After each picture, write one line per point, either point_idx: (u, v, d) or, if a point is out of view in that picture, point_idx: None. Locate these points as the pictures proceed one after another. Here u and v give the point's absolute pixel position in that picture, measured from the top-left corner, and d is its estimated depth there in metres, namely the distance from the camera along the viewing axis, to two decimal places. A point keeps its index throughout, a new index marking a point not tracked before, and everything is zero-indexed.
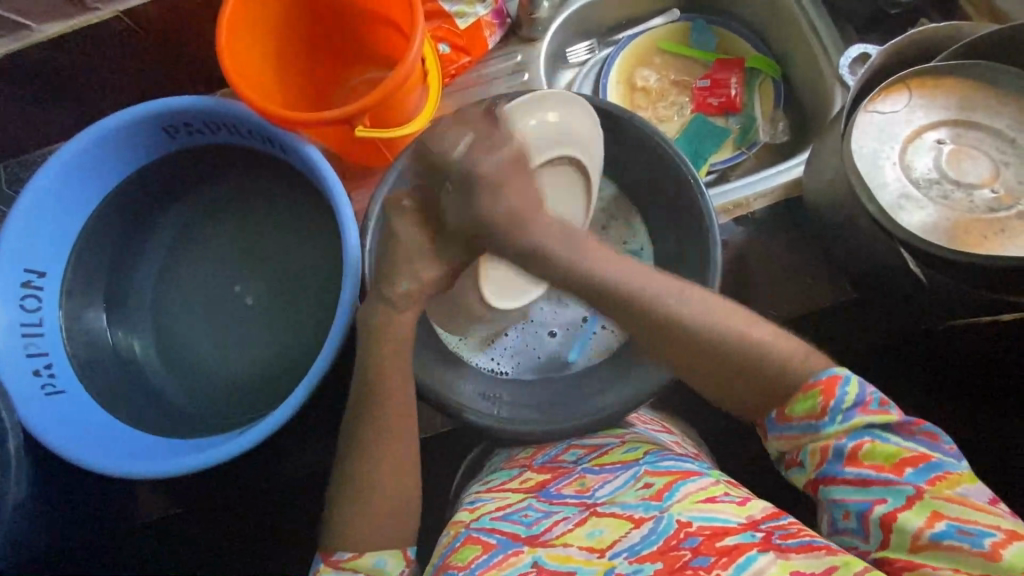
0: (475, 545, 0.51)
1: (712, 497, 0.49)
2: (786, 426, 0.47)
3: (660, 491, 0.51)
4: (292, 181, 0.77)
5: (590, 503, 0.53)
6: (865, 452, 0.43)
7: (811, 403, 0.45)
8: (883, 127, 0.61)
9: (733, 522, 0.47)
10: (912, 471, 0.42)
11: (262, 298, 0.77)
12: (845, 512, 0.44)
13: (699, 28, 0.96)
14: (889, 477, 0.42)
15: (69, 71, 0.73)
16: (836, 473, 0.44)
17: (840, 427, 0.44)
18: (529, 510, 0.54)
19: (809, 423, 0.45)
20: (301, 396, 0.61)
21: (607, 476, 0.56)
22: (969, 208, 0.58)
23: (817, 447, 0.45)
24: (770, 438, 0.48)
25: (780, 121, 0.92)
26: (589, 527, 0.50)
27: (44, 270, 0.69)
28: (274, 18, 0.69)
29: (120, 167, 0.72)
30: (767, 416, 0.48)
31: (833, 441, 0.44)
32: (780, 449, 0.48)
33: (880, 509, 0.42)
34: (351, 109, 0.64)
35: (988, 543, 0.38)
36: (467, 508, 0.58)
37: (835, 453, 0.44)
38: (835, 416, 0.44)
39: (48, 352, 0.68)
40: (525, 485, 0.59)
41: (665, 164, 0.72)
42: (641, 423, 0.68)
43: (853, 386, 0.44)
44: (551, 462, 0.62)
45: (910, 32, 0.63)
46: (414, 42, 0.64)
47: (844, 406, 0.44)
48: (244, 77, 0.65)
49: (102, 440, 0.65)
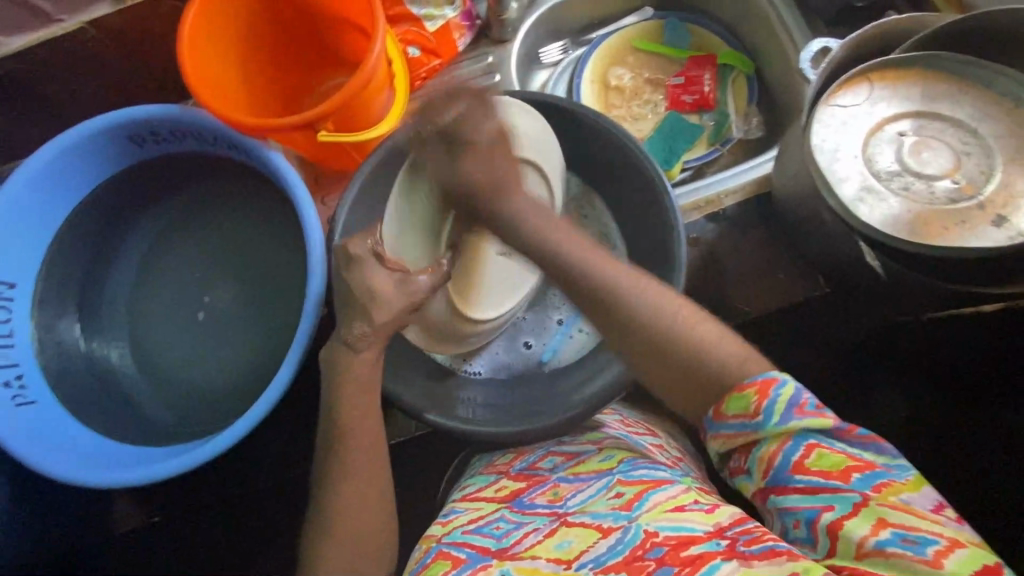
0: (444, 561, 0.51)
1: (680, 505, 0.48)
2: (721, 425, 0.46)
3: (630, 500, 0.50)
4: (261, 187, 0.77)
5: (561, 513, 0.53)
6: (812, 460, 0.42)
7: (744, 403, 0.44)
8: (844, 119, 0.61)
9: (699, 531, 0.46)
10: (858, 477, 0.41)
11: (235, 305, 0.77)
12: (795, 521, 0.43)
13: (672, 25, 0.96)
14: (836, 484, 0.41)
15: (37, 84, 0.73)
16: (785, 480, 0.43)
17: (777, 429, 0.43)
18: (501, 522, 0.54)
19: (744, 422, 0.44)
20: (267, 401, 0.61)
21: (580, 485, 0.56)
22: (930, 200, 0.57)
23: (762, 449, 0.44)
24: (709, 438, 0.47)
25: (753, 116, 0.92)
26: (558, 538, 0.50)
27: (13, 281, 0.69)
28: (236, 27, 0.69)
29: (88, 177, 0.72)
30: (706, 414, 0.48)
31: (778, 445, 0.43)
32: (722, 451, 0.47)
33: (828, 517, 0.41)
34: (312, 113, 0.64)
35: (932, 551, 0.38)
36: (440, 521, 0.58)
37: (782, 458, 0.43)
38: (771, 416, 0.43)
39: (19, 362, 0.69)
40: (500, 494, 0.59)
41: (631, 161, 0.72)
42: (620, 426, 0.65)
43: (787, 388, 0.43)
44: (527, 470, 0.62)
45: (872, 24, 0.62)
46: (375, 45, 0.64)
47: (779, 407, 0.43)
48: (207, 83, 0.65)
49: (71, 449, 0.65)
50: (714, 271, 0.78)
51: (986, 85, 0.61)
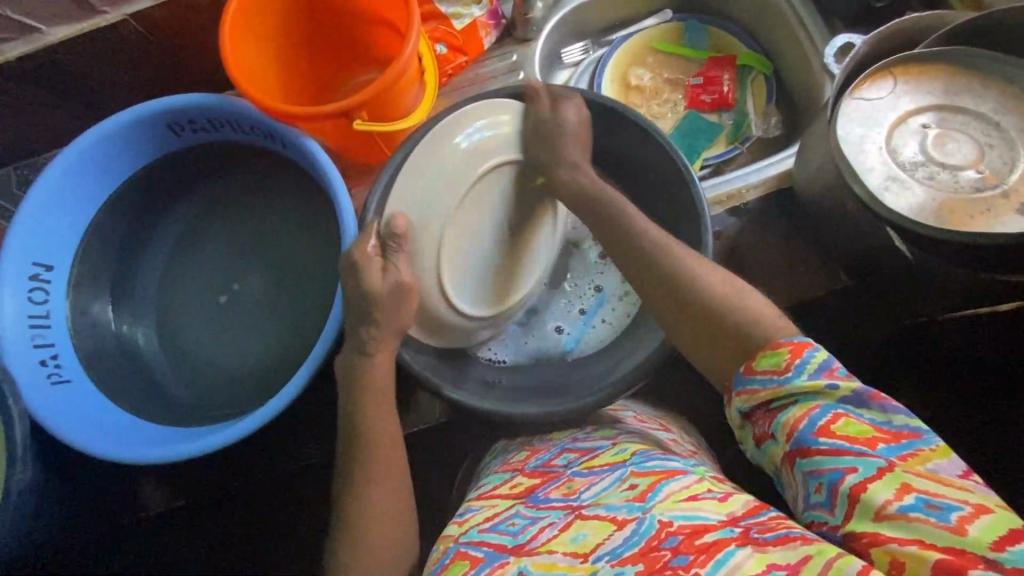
0: (463, 562, 0.51)
1: (693, 495, 0.48)
2: (749, 379, 0.48)
3: (643, 492, 0.50)
4: (292, 177, 0.79)
5: (576, 506, 0.53)
6: (838, 425, 0.43)
7: (776, 359, 0.47)
8: (869, 112, 0.62)
9: (712, 520, 0.46)
10: (885, 446, 0.42)
11: (264, 291, 0.78)
12: (818, 484, 0.43)
13: (691, 27, 0.98)
14: (861, 449, 0.42)
15: (79, 73, 0.75)
16: (810, 443, 0.44)
17: (803, 385, 0.45)
18: (516, 518, 0.54)
19: (771, 377, 0.47)
20: (299, 382, 0.62)
21: (594, 478, 0.55)
22: (954, 189, 0.59)
23: (788, 413, 0.45)
24: (735, 394, 0.49)
25: (772, 116, 0.94)
26: (573, 531, 0.50)
27: (51, 264, 0.71)
28: (273, 21, 0.72)
29: (125, 164, 0.74)
30: (738, 371, 0.50)
31: (805, 409, 0.44)
32: (745, 410, 0.49)
33: (850, 480, 0.41)
34: (348, 103, 0.66)
35: (955, 517, 0.38)
36: (457, 521, 0.58)
37: (808, 421, 0.44)
38: (800, 373, 0.45)
39: (54, 343, 0.70)
40: (515, 491, 0.59)
41: (656, 154, 0.73)
42: (634, 421, 0.66)
43: (820, 352, 0.46)
44: (543, 466, 0.61)
45: (894, 21, 0.64)
46: (410, 38, 0.66)
47: (810, 367, 0.45)
48: (246, 74, 0.67)
49: (105, 428, 0.66)
50: (736, 264, 0.79)
51: (1007, 79, 0.63)
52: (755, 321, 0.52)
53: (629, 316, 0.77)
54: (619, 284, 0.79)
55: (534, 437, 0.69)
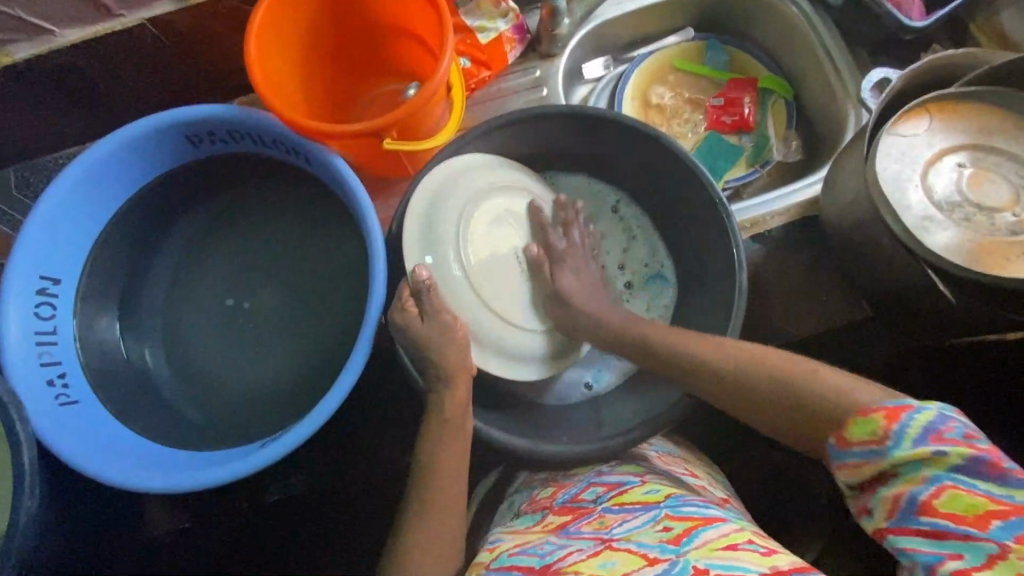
0: None
1: (732, 544, 0.47)
2: (846, 453, 0.42)
3: (678, 536, 0.49)
4: (312, 192, 0.76)
5: (606, 538, 0.52)
6: (942, 502, 0.38)
7: (871, 427, 0.41)
8: (905, 149, 0.62)
9: (753, 572, 0.43)
10: (999, 525, 0.37)
11: (279, 308, 0.76)
12: (912, 566, 0.39)
13: (713, 47, 0.97)
14: (969, 530, 0.37)
15: (90, 77, 0.72)
16: (909, 522, 0.39)
17: (908, 456, 0.39)
18: (545, 544, 0.54)
19: (870, 449, 0.41)
20: (322, 414, 0.60)
21: (626, 516, 0.55)
22: (990, 230, 0.59)
23: (890, 486, 0.40)
24: (835, 468, 0.44)
25: (792, 141, 0.94)
26: (602, 558, 0.49)
27: (58, 277, 0.68)
28: (300, 33, 0.69)
29: (138, 175, 0.71)
30: (830, 440, 0.45)
31: (907, 484, 0.39)
32: (847, 482, 0.43)
33: (954, 566, 0.37)
34: (379, 122, 0.63)
35: None
36: (487, 548, 0.59)
37: (910, 499, 0.39)
38: (901, 442, 0.39)
39: (61, 360, 0.67)
40: (546, 527, 0.58)
41: (685, 180, 0.72)
42: (661, 463, 0.66)
43: (923, 413, 0.40)
44: (572, 502, 0.62)
45: (930, 58, 0.64)
46: (445, 58, 0.64)
47: (911, 432, 0.39)
48: (273, 89, 0.65)
49: (114, 452, 0.63)
50: (758, 290, 0.79)
51: None
52: (833, 393, 0.47)
53: None
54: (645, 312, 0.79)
55: (557, 472, 0.69)
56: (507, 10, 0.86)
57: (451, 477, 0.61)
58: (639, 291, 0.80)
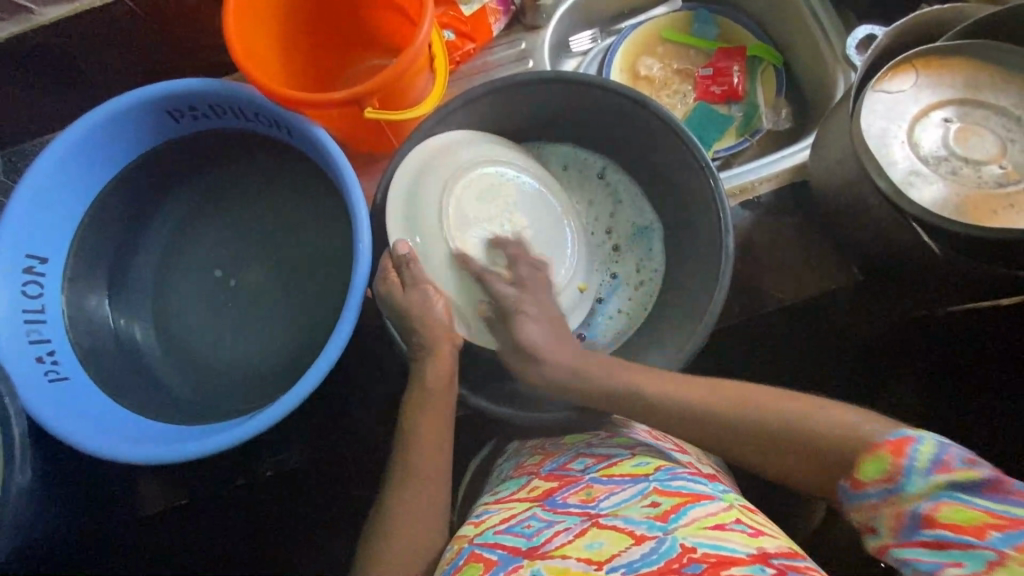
0: (477, 563, 0.50)
1: (721, 524, 0.47)
2: (861, 493, 0.43)
3: (665, 512, 0.49)
4: (296, 167, 0.76)
5: (593, 514, 0.52)
6: (942, 515, 0.39)
7: (881, 465, 0.42)
8: (890, 105, 0.62)
9: (740, 552, 0.44)
10: (998, 536, 0.37)
11: (268, 285, 0.76)
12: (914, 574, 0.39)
13: (701, 17, 0.96)
14: (969, 540, 0.38)
15: (70, 57, 0.71)
16: (911, 535, 0.40)
17: (920, 489, 0.40)
18: (533, 520, 0.53)
19: (882, 487, 0.41)
20: (307, 384, 0.60)
21: (614, 488, 0.55)
22: (977, 183, 0.58)
23: (891, 509, 0.41)
24: (849, 509, 0.44)
25: (782, 108, 0.93)
26: (589, 538, 0.49)
27: (46, 256, 0.68)
28: (277, 4, 0.68)
29: (121, 152, 0.70)
30: (846, 483, 0.45)
31: (907, 504, 0.40)
32: (858, 522, 0.44)
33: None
34: (359, 89, 0.63)
35: None
36: (472, 521, 0.58)
37: (910, 515, 0.40)
38: (913, 476, 0.40)
39: (51, 338, 0.67)
40: (532, 494, 0.58)
41: (671, 148, 0.72)
42: (651, 436, 0.64)
43: (929, 444, 0.40)
44: (559, 470, 0.61)
45: (915, 13, 0.64)
46: (424, 25, 0.64)
47: (920, 465, 0.40)
48: (252, 60, 0.65)
49: (104, 426, 0.64)
50: (748, 258, 0.79)
51: None
52: (832, 424, 0.48)
53: (646, 310, 0.78)
54: (635, 272, 0.80)
55: (545, 442, 0.69)
56: None
57: (440, 444, 0.62)
58: (628, 251, 0.81)
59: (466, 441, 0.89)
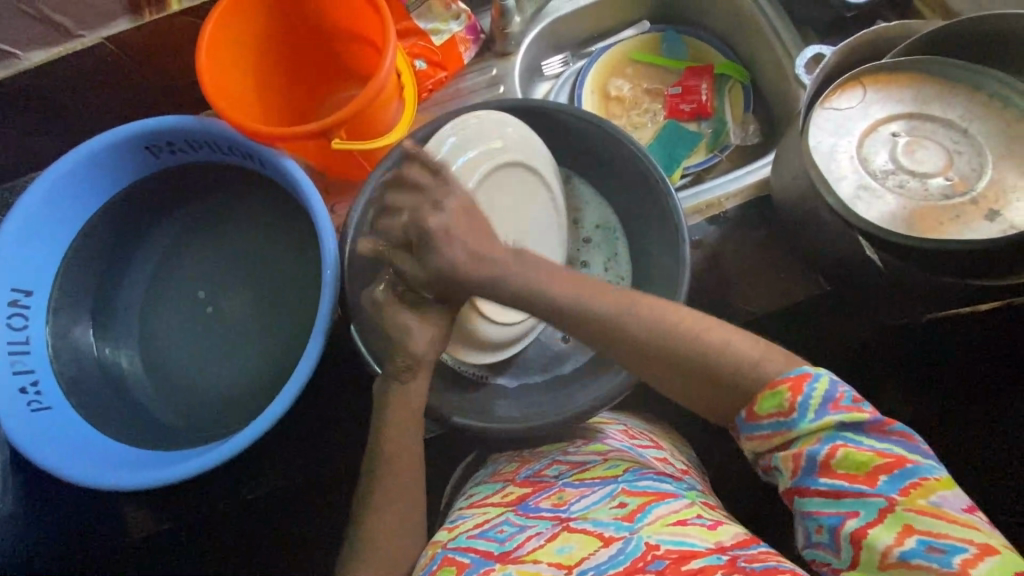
0: (450, 567, 0.50)
1: (681, 519, 0.48)
2: (755, 426, 0.44)
3: (632, 512, 0.50)
4: (272, 196, 0.78)
5: (564, 518, 0.52)
6: (837, 461, 0.41)
7: (778, 400, 0.43)
8: (840, 121, 0.63)
9: (701, 546, 0.46)
10: (886, 480, 0.40)
11: (247, 310, 0.78)
12: (817, 527, 0.42)
13: (669, 37, 0.99)
14: (861, 488, 0.40)
15: (55, 98, 0.75)
16: (809, 483, 0.42)
17: (811, 426, 0.41)
18: (505, 526, 0.53)
19: (778, 421, 0.43)
20: (278, 407, 0.62)
21: (584, 491, 0.55)
22: (925, 196, 0.60)
23: (790, 452, 0.42)
24: (743, 438, 0.46)
25: (750, 124, 0.95)
26: (559, 543, 0.49)
27: (31, 289, 0.70)
28: (250, 42, 0.72)
29: (106, 188, 0.74)
30: (739, 415, 0.46)
31: (806, 447, 0.42)
32: (751, 448, 0.46)
33: (851, 525, 0.40)
34: (325, 122, 0.66)
35: (958, 561, 0.36)
36: (448, 526, 0.58)
37: (809, 461, 0.41)
38: (805, 413, 0.41)
39: (35, 368, 0.69)
40: (506, 499, 0.58)
41: (633, 168, 0.74)
42: (625, 437, 0.65)
43: (821, 383, 0.42)
44: (534, 476, 0.61)
45: (861, 32, 0.65)
46: (386, 57, 0.66)
47: (813, 403, 0.41)
48: (224, 96, 0.68)
49: (85, 455, 0.66)
50: (716, 271, 0.80)
51: (972, 88, 0.64)
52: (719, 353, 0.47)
53: None
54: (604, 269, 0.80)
55: (522, 450, 0.69)
56: (459, 11, 0.88)
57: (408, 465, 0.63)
58: (594, 247, 0.82)
59: (447, 460, 0.90)
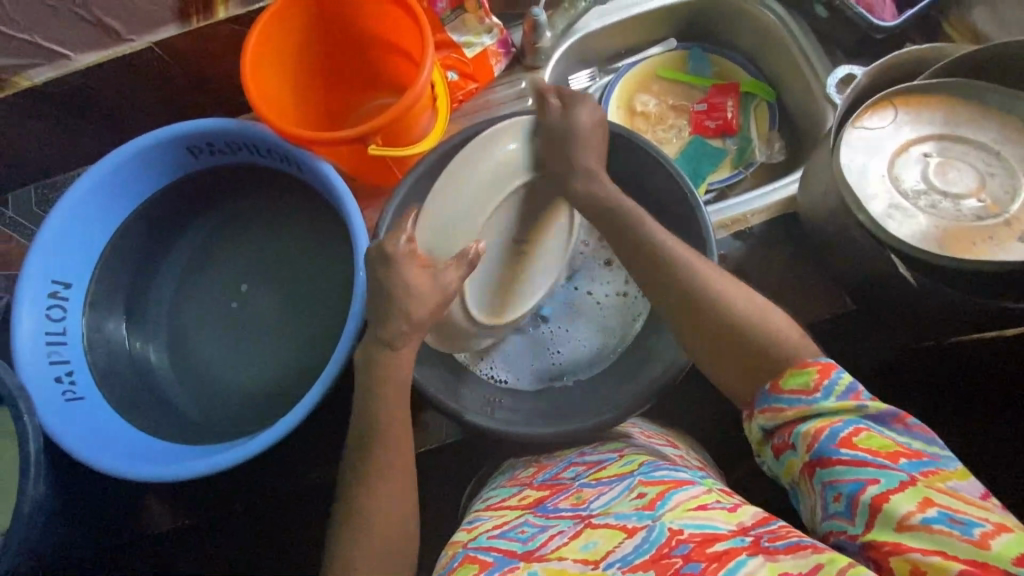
0: (471, 564, 0.49)
1: (702, 505, 0.48)
2: (776, 398, 0.48)
3: (653, 500, 0.49)
4: (305, 198, 0.80)
5: (585, 516, 0.52)
6: (860, 438, 0.43)
7: (804, 379, 0.47)
8: (871, 140, 0.64)
9: (723, 529, 0.45)
10: (907, 460, 0.41)
11: (275, 309, 0.79)
12: (836, 495, 0.42)
13: (695, 56, 1.00)
14: (883, 461, 0.42)
15: (101, 98, 0.77)
16: (829, 453, 0.43)
17: (834, 405, 0.45)
18: (526, 526, 0.53)
19: (799, 396, 0.47)
20: (306, 406, 0.63)
21: (602, 488, 0.55)
22: (956, 216, 0.60)
23: (811, 423, 0.45)
24: (757, 413, 0.50)
25: (775, 141, 0.96)
26: (583, 540, 0.49)
27: (69, 281, 0.72)
28: (291, 50, 0.74)
29: (145, 185, 0.76)
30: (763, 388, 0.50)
31: (827, 421, 0.45)
32: (767, 427, 0.49)
33: (872, 490, 0.41)
34: (364, 128, 0.67)
35: (977, 532, 0.37)
36: (465, 528, 0.57)
37: (829, 433, 0.44)
38: (828, 394, 0.45)
39: (70, 359, 0.71)
40: (524, 502, 0.58)
41: (662, 180, 0.74)
42: (642, 437, 0.65)
43: (847, 374, 0.46)
44: (551, 479, 0.61)
45: (891, 54, 0.66)
46: (425, 68, 0.68)
47: (838, 388, 0.45)
48: (264, 101, 0.69)
49: (116, 445, 0.67)
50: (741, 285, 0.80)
51: (1003, 111, 0.64)
52: (777, 346, 0.52)
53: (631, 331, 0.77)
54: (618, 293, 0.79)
55: (541, 456, 0.68)
56: (491, 25, 0.90)
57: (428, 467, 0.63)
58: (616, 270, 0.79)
59: (464, 467, 0.90)
